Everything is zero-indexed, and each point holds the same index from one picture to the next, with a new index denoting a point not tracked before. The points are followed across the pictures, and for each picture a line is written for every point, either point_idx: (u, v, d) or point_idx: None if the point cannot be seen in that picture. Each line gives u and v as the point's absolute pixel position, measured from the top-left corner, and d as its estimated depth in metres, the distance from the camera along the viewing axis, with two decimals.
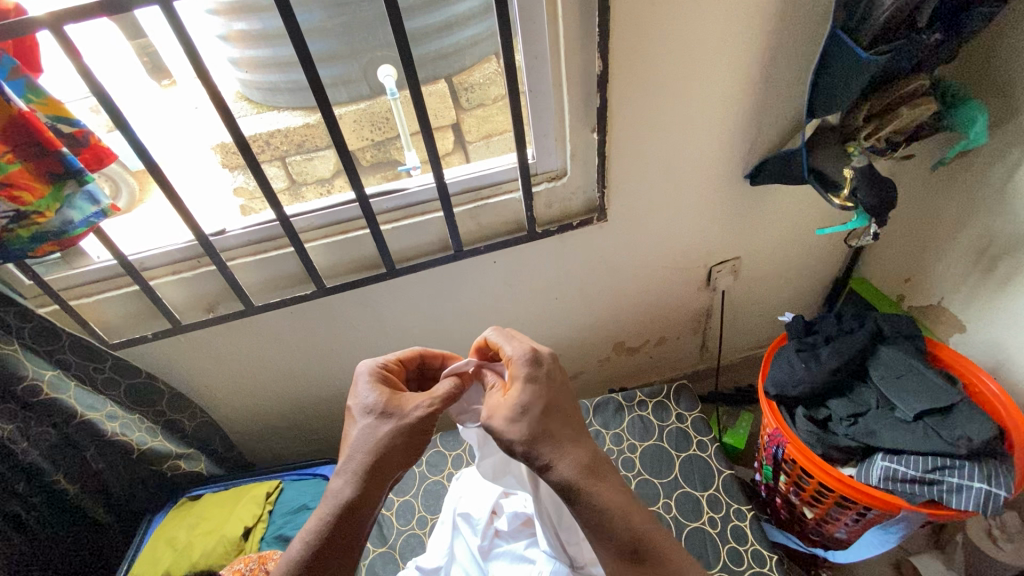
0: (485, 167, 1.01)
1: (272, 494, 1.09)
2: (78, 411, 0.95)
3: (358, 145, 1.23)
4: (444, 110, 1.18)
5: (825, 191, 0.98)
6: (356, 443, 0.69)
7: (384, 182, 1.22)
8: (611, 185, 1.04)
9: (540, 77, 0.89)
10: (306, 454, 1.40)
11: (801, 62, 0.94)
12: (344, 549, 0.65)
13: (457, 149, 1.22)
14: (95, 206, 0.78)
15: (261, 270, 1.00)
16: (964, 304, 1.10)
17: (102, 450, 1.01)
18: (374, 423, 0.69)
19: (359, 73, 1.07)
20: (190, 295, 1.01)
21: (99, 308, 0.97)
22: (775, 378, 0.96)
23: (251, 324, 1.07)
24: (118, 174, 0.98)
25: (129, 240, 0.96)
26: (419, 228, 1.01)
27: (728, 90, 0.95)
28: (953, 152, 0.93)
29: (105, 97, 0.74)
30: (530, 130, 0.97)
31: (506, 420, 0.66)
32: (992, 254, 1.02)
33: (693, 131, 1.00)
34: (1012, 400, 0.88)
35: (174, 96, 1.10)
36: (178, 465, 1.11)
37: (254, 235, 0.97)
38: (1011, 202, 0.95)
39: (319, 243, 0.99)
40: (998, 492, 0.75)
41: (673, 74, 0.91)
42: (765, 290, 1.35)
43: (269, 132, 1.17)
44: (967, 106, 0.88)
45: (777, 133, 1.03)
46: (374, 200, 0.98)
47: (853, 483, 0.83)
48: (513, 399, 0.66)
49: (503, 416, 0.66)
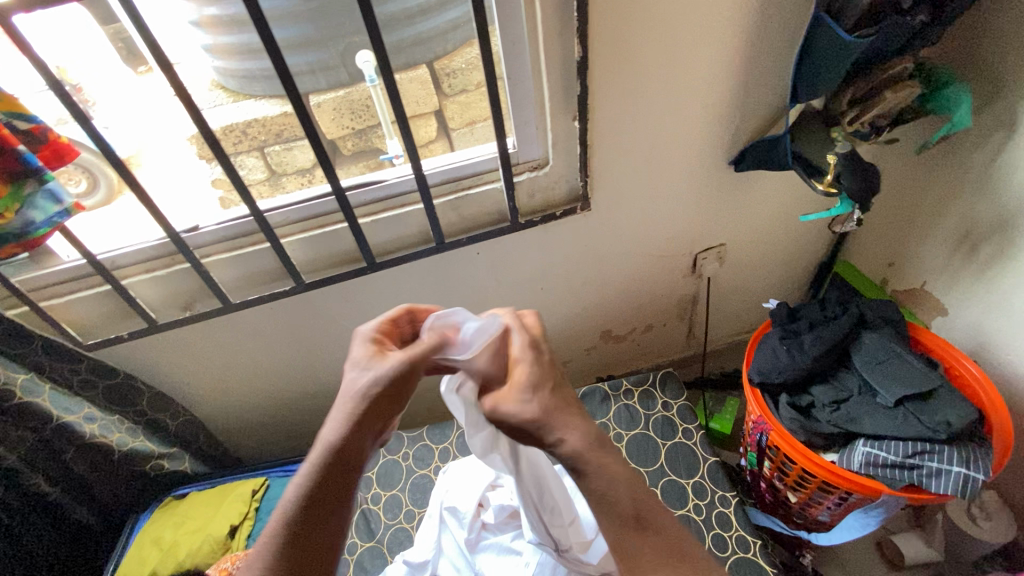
0: (465, 157, 0.99)
1: (259, 492, 1.08)
2: (54, 414, 0.94)
3: (337, 133, 1.18)
4: (425, 96, 1.15)
5: (808, 177, 0.96)
6: (342, 394, 0.64)
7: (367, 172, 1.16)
8: (594, 174, 1.02)
9: (519, 64, 0.87)
10: (292, 449, 1.39)
11: (785, 46, 0.92)
12: (334, 505, 0.59)
13: (440, 136, 1.17)
14: (59, 205, 0.76)
15: (238, 266, 0.98)
16: (947, 287, 1.11)
17: (83, 452, 1.00)
18: (360, 376, 0.64)
19: (336, 59, 1.04)
20: (165, 293, 0.98)
21: (71, 308, 0.95)
22: (759, 365, 0.96)
23: (231, 321, 1.05)
24: (94, 165, 0.93)
25: (99, 238, 0.94)
26: (399, 220, 0.99)
27: (712, 75, 0.93)
28: (937, 136, 0.92)
29: (64, 93, 0.71)
30: (510, 119, 0.95)
31: (517, 406, 0.65)
32: (975, 238, 1.02)
33: (676, 117, 0.98)
34: (993, 384, 0.88)
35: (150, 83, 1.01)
36: (161, 465, 1.10)
37: (228, 231, 0.95)
38: (993, 186, 0.95)
39: (296, 239, 0.97)
40: (976, 476, 0.76)
41: (654, 60, 0.89)
42: (751, 275, 1.35)
43: (245, 122, 1.12)
44: (951, 89, 0.87)
45: (761, 118, 1.02)
46: (351, 193, 0.96)
47: (835, 469, 0.84)
48: (520, 383, 0.67)
49: (511, 402, 0.66)
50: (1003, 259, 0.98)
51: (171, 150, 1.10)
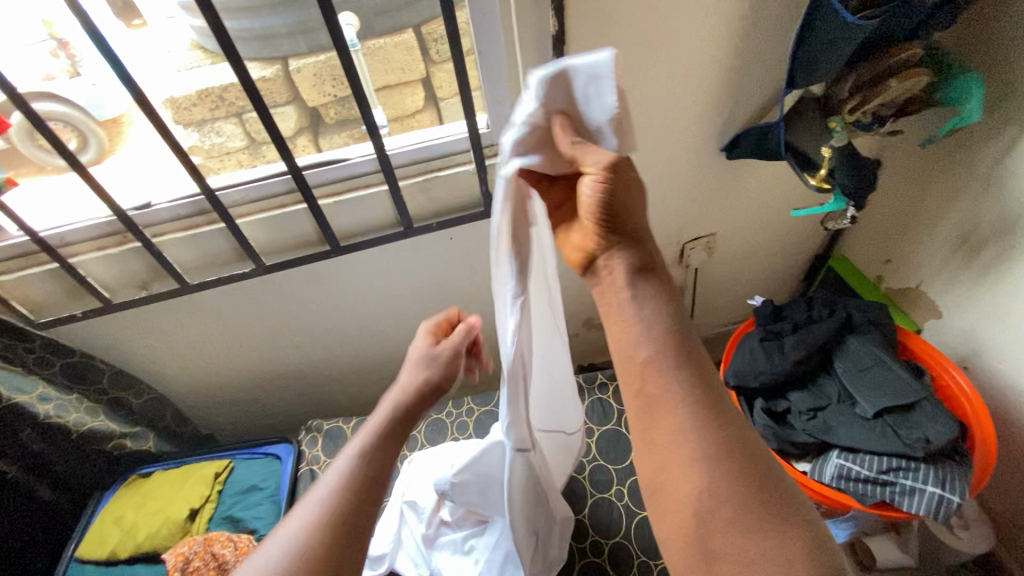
0: (436, 136, 0.93)
1: (222, 474, 1.06)
2: (4, 395, 0.90)
3: (318, 100, 1.09)
4: (411, 63, 1.06)
5: (802, 171, 0.90)
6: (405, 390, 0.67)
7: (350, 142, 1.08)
8: None
9: (490, 36, 0.79)
10: (266, 427, 1.37)
11: (785, 23, 0.84)
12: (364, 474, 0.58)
13: (428, 106, 1.09)
14: None
15: (194, 247, 0.93)
16: (944, 290, 1.05)
17: (41, 430, 0.97)
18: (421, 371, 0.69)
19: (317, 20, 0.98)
20: (119, 272, 0.94)
21: (20, 287, 0.91)
22: (737, 367, 0.92)
23: (191, 301, 1.02)
24: (88, 125, 0.90)
25: (43, 213, 0.89)
26: (364, 203, 0.94)
27: (704, 53, 0.86)
28: (943, 130, 0.85)
29: None
30: (483, 96, 0.88)
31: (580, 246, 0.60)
32: (976, 240, 0.96)
33: (664, 99, 0.91)
34: (981, 398, 0.84)
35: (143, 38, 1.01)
36: (123, 444, 1.07)
37: (182, 209, 0.90)
38: (1000, 186, 0.88)
39: (254, 218, 0.92)
40: (952, 497, 0.73)
41: (638, 36, 0.81)
42: (742, 267, 1.29)
43: (221, 86, 1.03)
44: (964, 77, 0.79)
45: (757, 103, 0.94)
46: (311, 172, 0.90)
47: (807, 481, 0.81)
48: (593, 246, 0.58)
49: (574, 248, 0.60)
50: (1003, 263, 0.92)
51: None
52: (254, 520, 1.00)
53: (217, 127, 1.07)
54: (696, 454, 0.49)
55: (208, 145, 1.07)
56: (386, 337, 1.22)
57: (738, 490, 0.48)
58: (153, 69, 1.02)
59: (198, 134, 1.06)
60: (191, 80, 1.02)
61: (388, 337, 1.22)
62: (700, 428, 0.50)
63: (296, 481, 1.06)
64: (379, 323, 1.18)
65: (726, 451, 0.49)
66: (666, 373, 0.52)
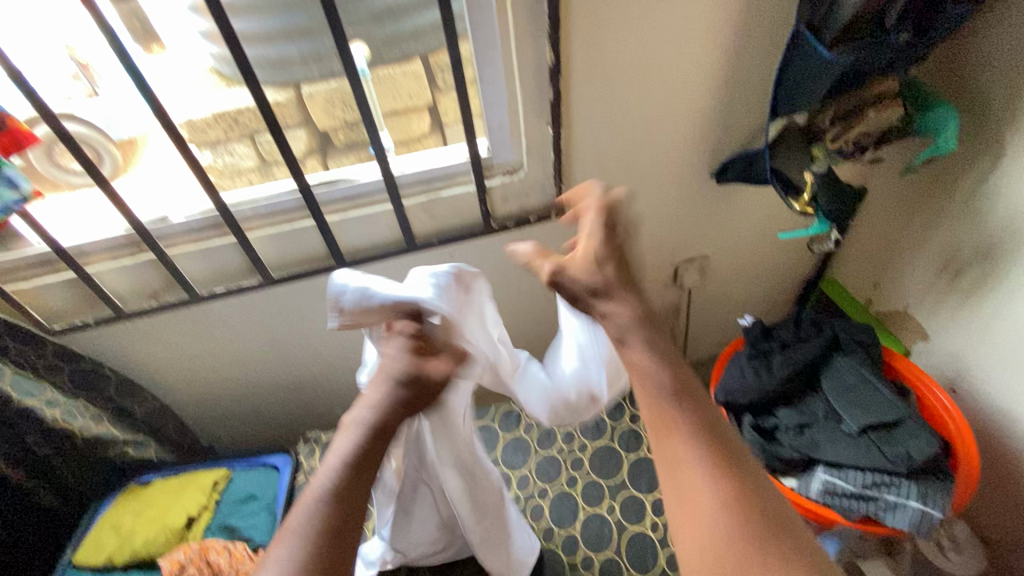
0: (439, 158, 0.98)
1: (220, 484, 1.08)
2: (15, 398, 0.93)
3: (327, 123, 1.13)
4: (417, 90, 1.12)
5: (785, 195, 0.92)
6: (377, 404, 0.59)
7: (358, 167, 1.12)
8: (569, 181, 1.01)
9: (491, 66, 0.85)
10: (266, 439, 1.39)
11: (767, 58, 0.90)
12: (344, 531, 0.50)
13: (434, 132, 1.14)
14: (15, 192, 0.75)
15: (206, 259, 0.97)
16: (929, 313, 1.08)
17: (46, 435, 0.99)
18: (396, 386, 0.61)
19: (328, 50, 1.00)
20: (132, 282, 0.98)
21: (37, 294, 0.95)
22: (726, 384, 0.94)
23: (198, 312, 1.05)
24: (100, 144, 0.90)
25: (65, 224, 0.93)
26: (368, 220, 0.99)
27: (691, 85, 0.91)
28: (920, 158, 0.90)
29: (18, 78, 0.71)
30: (484, 121, 0.93)
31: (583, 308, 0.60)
32: (958, 264, 0.99)
33: (655, 126, 0.96)
34: (963, 417, 0.86)
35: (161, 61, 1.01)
36: (126, 451, 1.10)
37: (196, 223, 0.94)
38: (978, 213, 0.92)
39: (264, 233, 0.96)
40: (933, 512, 0.75)
41: (631, 67, 0.87)
42: (735, 289, 1.33)
43: (235, 110, 1.08)
44: (936, 110, 0.85)
45: (743, 132, 1.00)
46: (321, 190, 0.95)
47: (794, 496, 0.82)
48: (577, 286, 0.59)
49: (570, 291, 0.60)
50: (985, 286, 0.95)
51: None
52: (250, 530, 1.02)
53: (230, 148, 1.12)
54: (716, 484, 0.46)
55: (221, 164, 1.11)
56: None
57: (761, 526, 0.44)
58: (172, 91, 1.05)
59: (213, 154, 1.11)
60: (209, 104, 1.06)
61: None
62: (720, 470, 0.46)
63: (293, 492, 1.08)
64: None
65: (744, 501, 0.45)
66: (680, 424, 0.49)
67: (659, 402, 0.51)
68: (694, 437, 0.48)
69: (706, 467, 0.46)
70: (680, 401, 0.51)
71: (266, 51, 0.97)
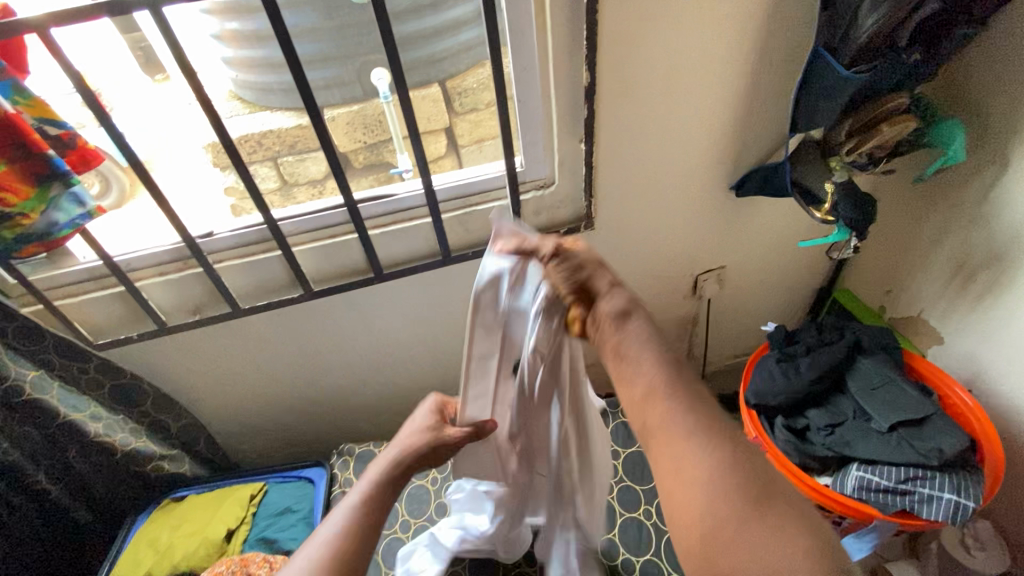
0: (474, 175, 1.03)
1: (256, 497, 1.09)
2: (61, 411, 0.95)
3: (349, 146, 1.19)
4: (436, 114, 1.17)
5: (807, 204, 1.00)
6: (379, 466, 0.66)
7: (376, 185, 1.15)
8: (598, 195, 1.05)
9: (529, 87, 0.90)
10: (291, 456, 1.40)
11: (785, 77, 0.96)
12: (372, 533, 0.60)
13: (450, 153, 1.18)
14: (81, 207, 0.78)
15: (249, 274, 1.01)
16: (943, 317, 1.12)
17: (86, 450, 1.00)
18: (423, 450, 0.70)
19: (352, 76, 1.06)
20: (176, 297, 1.00)
21: (82, 309, 0.96)
22: (756, 386, 0.97)
23: (237, 326, 1.07)
24: (110, 171, 1.00)
25: (115, 240, 0.96)
26: (406, 234, 1.02)
27: (715, 103, 0.97)
28: (932, 169, 0.95)
29: (88, 92, 0.74)
30: (519, 138, 0.98)
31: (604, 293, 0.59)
32: (969, 269, 1.04)
33: (680, 142, 1.01)
34: (986, 414, 0.89)
35: (167, 91, 1.08)
36: (161, 466, 1.10)
37: (241, 238, 0.97)
38: (987, 219, 0.97)
39: (307, 247, 1.00)
40: (968, 503, 0.77)
41: (660, 87, 0.92)
42: (750, 299, 1.37)
43: (261, 132, 1.13)
44: (945, 124, 0.91)
45: (762, 147, 1.05)
46: (363, 205, 0.99)
47: (828, 492, 0.85)
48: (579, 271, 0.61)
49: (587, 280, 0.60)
50: (998, 289, 0.99)
51: (185, 155, 1.12)
52: (289, 541, 1.02)
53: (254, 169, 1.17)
54: (699, 446, 0.48)
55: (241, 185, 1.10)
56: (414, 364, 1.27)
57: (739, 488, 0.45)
58: (196, 119, 1.10)
59: (234, 175, 1.11)
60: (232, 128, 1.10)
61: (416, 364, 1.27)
62: (692, 424, 0.50)
63: (329, 503, 1.09)
64: (410, 350, 1.23)
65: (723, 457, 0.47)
66: (659, 390, 0.52)
67: (657, 378, 0.53)
68: (680, 405, 0.51)
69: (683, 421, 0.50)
70: (662, 369, 0.54)
71: (272, 77, 1.03)
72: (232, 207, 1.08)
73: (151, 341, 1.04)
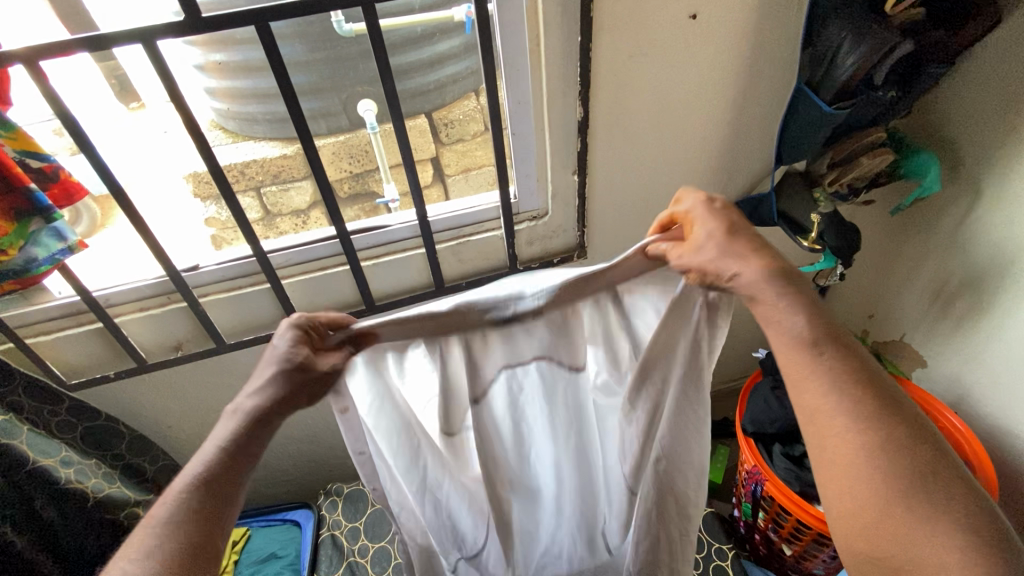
0: (467, 206, 1.03)
1: (239, 543, 1.03)
2: (31, 458, 0.88)
3: (335, 176, 1.17)
4: (423, 144, 1.16)
5: (792, 233, 1.02)
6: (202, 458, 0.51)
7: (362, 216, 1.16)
8: (591, 225, 1.06)
9: (523, 120, 0.91)
10: (272, 497, 1.33)
11: (768, 112, 1.00)
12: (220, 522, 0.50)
13: (436, 183, 1.19)
14: (62, 243, 0.76)
15: (235, 308, 0.97)
16: (924, 340, 1.16)
17: (56, 498, 0.93)
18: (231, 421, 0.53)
19: (339, 107, 1.03)
20: (158, 333, 0.96)
21: (57, 346, 0.92)
22: (752, 414, 0.98)
23: (220, 362, 1.03)
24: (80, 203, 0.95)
25: (95, 275, 0.93)
26: (400, 265, 1.01)
27: (702, 135, 0.99)
28: (909, 199, 0.99)
29: (70, 120, 0.72)
30: (512, 169, 0.98)
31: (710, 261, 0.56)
32: (948, 295, 1.08)
33: (670, 174, 1.03)
34: (974, 435, 0.92)
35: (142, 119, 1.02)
36: (137, 512, 1.02)
37: (229, 271, 0.95)
38: (963, 247, 1.01)
39: (297, 280, 0.98)
40: None
41: (650, 121, 0.94)
42: (736, 325, 1.39)
43: (245, 162, 1.10)
44: (920, 157, 0.95)
45: (747, 178, 1.08)
46: (356, 236, 0.98)
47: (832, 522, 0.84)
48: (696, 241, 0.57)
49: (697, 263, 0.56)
50: (976, 313, 1.02)
51: (168, 188, 1.09)
52: None
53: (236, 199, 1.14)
54: (861, 435, 0.51)
55: (223, 217, 1.09)
56: None
57: (908, 489, 0.49)
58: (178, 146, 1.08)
59: (216, 206, 1.09)
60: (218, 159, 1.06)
61: None
62: (844, 418, 0.52)
63: (317, 547, 1.04)
64: None
65: (890, 451, 0.50)
66: (813, 376, 0.54)
67: (817, 372, 0.53)
68: (828, 373, 0.53)
69: (842, 410, 0.52)
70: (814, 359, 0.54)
71: (258, 108, 0.99)
72: (213, 237, 1.07)
73: (128, 378, 0.99)
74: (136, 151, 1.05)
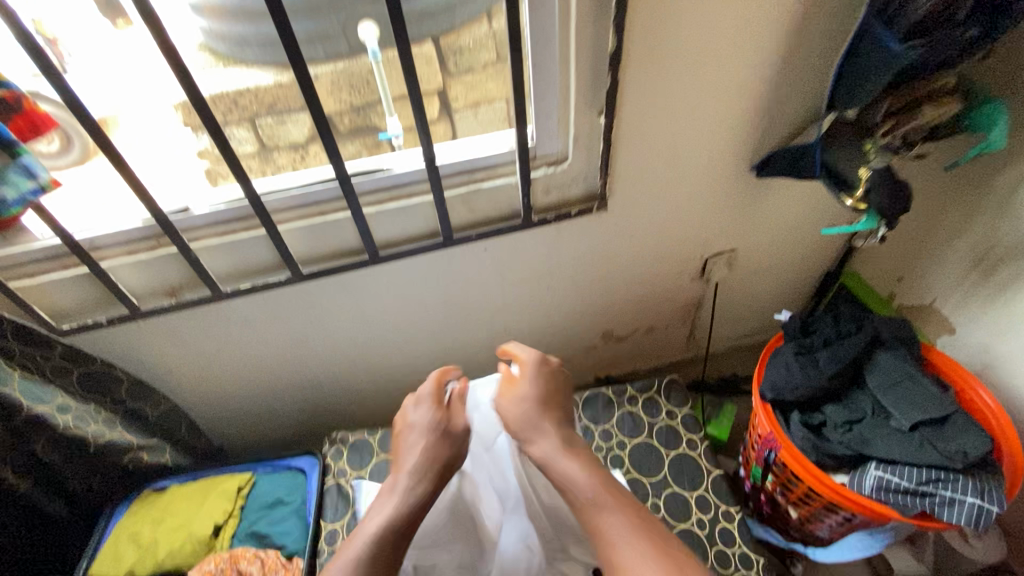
0: (479, 148, 0.93)
1: (244, 489, 1.02)
2: (25, 405, 0.85)
3: (333, 107, 1.01)
4: (430, 74, 1.01)
5: (836, 190, 0.93)
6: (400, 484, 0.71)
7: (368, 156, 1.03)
8: (614, 173, 0.97)
9: (546, 50, 0.80)
10: (277, 441, 1.33)
11: (824, 48, 0.88)
12: None
13: (443, 118, 1.04)
14: (32, 180, 0.68)
15: (230, 254, 0.91)
16: (956, 307, 1.10)
17: (55, 442, 0.91)
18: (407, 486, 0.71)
19: (336, 28, 0.92)
20: (150, 278, 0.91)
21: (44, 290, 0.87)
22: (771, 380, 0.93)
23: (218, 309, 0.98)
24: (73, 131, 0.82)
25: (75, 215, 0.86)
26: (405, 212, 0.94)
27: (746, 73, 0.88)
28: (967, 156, 0.90)
29: (29, 42, 0.63)
30: (531, 108, 0.88)
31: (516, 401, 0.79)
32: (991, 261, 1.01)
33: (704, 118, 0.93)
34: (1006, 415, 0.87)
35: (130, 39, 0.85)
36: (141, 457, 1.02)
37: (221, 214, 0.88)
38: (1018, 210, 0.93)
39: (295, 226, 0.91)
40: (991, 508, 0.75)
41: (690, 56, 0.83)
42: (755, 282, 1.33)
43: (235, 91, 0.97)
44: (989, 107, 0.84)
45: (789, 125, 0.98)
46: (357, 179, 0.89)
47: (845, 492, 0.84)
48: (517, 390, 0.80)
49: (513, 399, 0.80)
50: (1019, 282, 0.96)
51: (152, 114, 0.96)
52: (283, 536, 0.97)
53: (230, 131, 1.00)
54: None
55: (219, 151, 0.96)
56: (409, 342, 1.21)
57: None
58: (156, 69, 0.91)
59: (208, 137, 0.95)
60: (201, 88, 0.94)
61: (411, 345, 1.21)
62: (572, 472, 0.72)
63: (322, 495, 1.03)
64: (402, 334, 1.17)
65: None
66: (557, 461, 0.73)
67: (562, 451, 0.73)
68: None
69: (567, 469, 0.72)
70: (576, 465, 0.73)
71: (249, 29, 0.89)
72: (209, 173, 0.96)
73: (121, 324, 0.95)
74: (102, 66, 0.86)
